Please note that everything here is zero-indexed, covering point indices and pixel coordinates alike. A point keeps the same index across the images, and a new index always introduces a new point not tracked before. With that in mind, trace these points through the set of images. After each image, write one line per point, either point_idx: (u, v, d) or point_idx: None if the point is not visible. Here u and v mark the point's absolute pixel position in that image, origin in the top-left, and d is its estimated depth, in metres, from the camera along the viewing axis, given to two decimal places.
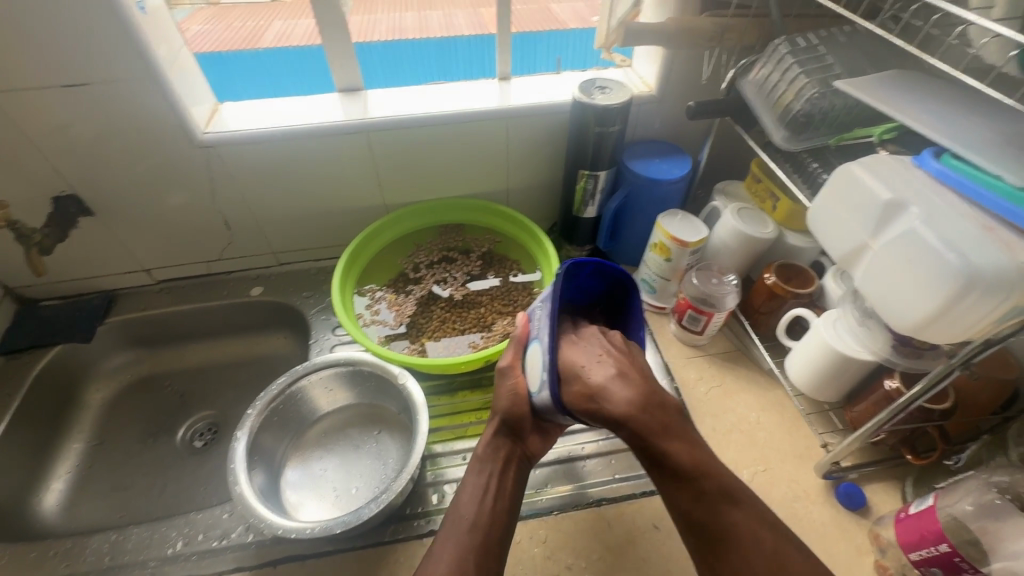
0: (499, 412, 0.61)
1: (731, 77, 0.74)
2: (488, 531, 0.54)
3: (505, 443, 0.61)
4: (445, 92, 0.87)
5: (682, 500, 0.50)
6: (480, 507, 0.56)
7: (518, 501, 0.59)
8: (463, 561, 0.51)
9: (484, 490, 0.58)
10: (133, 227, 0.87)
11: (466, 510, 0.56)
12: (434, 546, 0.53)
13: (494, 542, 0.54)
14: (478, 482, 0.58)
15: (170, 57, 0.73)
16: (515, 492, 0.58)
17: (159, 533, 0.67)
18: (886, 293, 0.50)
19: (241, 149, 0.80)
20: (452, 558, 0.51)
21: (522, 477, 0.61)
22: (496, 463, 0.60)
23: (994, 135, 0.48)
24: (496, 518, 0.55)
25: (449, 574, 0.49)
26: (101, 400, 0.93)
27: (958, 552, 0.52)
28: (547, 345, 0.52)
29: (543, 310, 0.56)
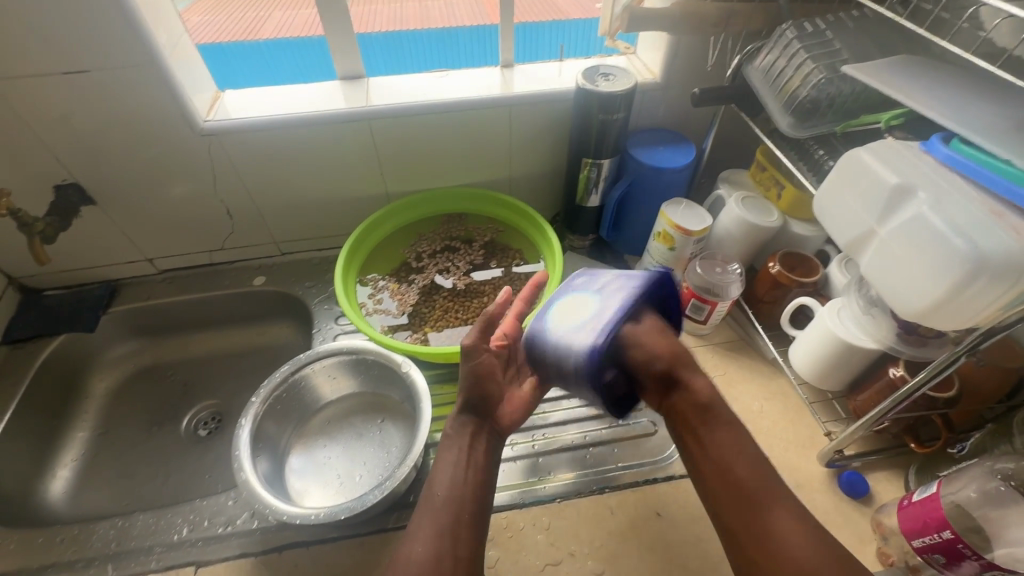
0: (466, 386, 0.60)
1: (736, 64, 0.73)
2: (462, 506, 0.51)
3: (472, 417, 0.59)
4: (447, 80, 0.86)
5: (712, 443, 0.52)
6: (455, 482, 0.53)
7: (492, 473, 0.57)
8: (440, 538, 0.48)
9: (459, 464, 0.55)
10: (135, 216, 0.87)
11: (440, 487, 0.53)
12: (413, 524, 0.50)
13: (469, 516, 0.51)
14: (451, 456, 0.55)
15: (170, 44, 0.72)
16: (488, 464, 0.56)
17: (165, 520, 0.68)
18: (893, 279, 0.50)
19: (242, 137, 0.79)
20: (432, 536, 0.48)
21: (492, 451, 0.59)
22: (464, 439, 0.57)
23: (1003, 119, 0.48)
24: (472, 492, 0.53)
25: (426, 552, 0.47)
26: (105, 389, 0.93)
27: (961, 539, 0.52)
28: (614, 311, 0.57)
29: (614, 281, 0.62)
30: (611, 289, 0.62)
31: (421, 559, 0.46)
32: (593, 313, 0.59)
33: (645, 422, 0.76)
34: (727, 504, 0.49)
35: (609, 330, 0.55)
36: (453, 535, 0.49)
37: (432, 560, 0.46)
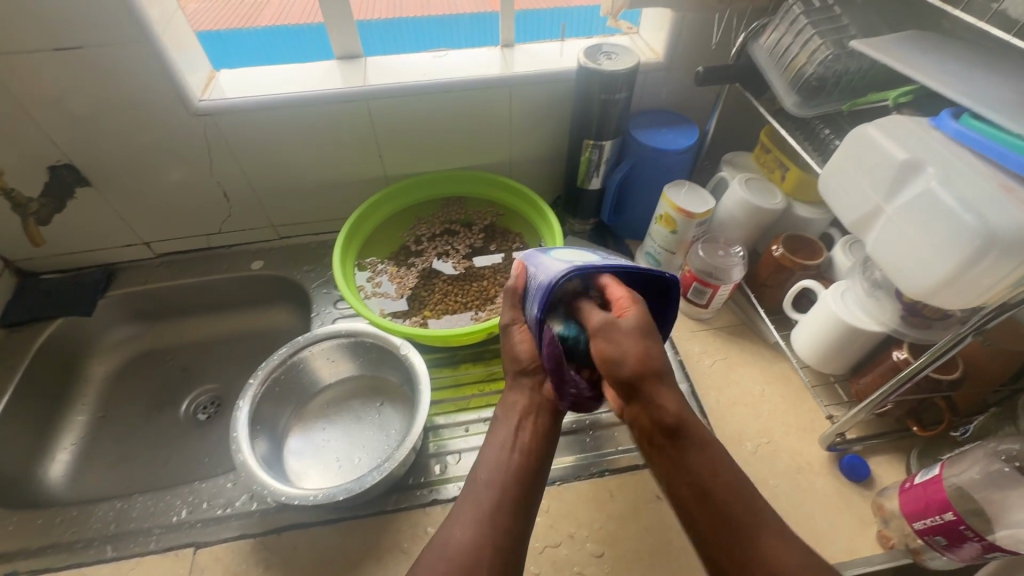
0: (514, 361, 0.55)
1: (741, 41, 0.71)
2: (503, 489, 0.49)
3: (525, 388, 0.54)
4: (447, 60, 0.84)
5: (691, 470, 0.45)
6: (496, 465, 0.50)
7: (548, 453, 0.52)
8: (481, 527, 0.46)
9: (510, 446, 0.52)
10: (131, 198, 0.86)
11: (485, 470, 0.51)
12: (455, 509, 0.49)
13: (515, 502, 0.48)
14: (503, 436, 0.53)
15: (163, 20, 0.71)
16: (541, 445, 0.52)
17: (164, 502, 0.68)
18: (900, 258, 0.49)
19: (239, 117, 0.78)
20: (472, 522, 0.47)
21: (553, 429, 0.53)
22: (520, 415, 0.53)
23: (1014, 93, 0.47)
24: (518, 478, 0.50)
25: (466, 540, 0.46)
26: (104, 373, 0.93)
27: (964, 520, 0.51)
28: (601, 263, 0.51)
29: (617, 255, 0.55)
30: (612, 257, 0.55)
31: (460, 546, 0.45)
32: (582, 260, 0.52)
33: None
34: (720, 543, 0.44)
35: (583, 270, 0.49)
36: (493, 530, 0.46)
37: (471, 545, 0.45)
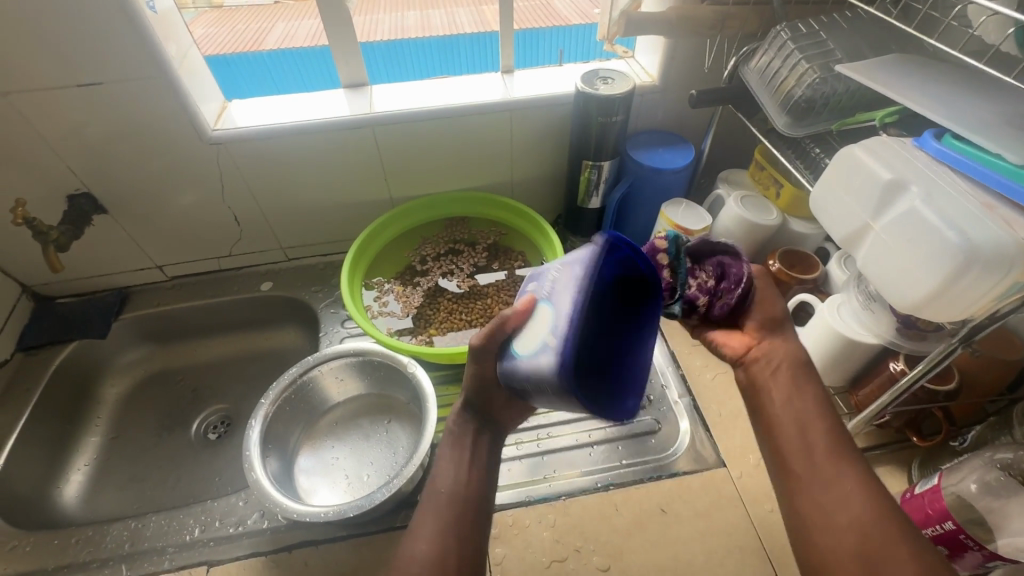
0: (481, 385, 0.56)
1: (732, 65, 0.74)
2: (461, 502, 0.53)
3: (461, 414, 0.59)
4: (449, 87, 0.87)
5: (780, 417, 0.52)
6: (456, 478, 0.54)
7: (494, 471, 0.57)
8: (445, 539, 0.49)
9: (464, 466, 0.55)
10: (146, 224, 0.89)
11: (445, 486, 0.54)
12: (414, 523, 0.51)
13: (470, 519, 0.52)
14: (455, 459, 0.56)
15: (179, 56, 0.75)
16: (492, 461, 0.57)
17: (177, 521, 0.69)
18: (891, 273, 0.50)
19: (249, 145, 0.81)
20: (437, 536, 0.50)
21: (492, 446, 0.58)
22: (466, 435, 0.58)
23: (995, 115, 0.49)
24: (473, 492, 0.53)
25: (430, 553, 0.48)
26: (117, 395, 0.95)
27: (964, 530, 0.53)
28: (562, 310, 0.39)
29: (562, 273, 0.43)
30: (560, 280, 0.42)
31: (424, 558, 0.48)
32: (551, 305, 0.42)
33: (648, 420, 0.76)
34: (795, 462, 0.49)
35: (564, 330, 0.37)
36: (455, 542, 0.50)
37: (436, 560, 0.48)
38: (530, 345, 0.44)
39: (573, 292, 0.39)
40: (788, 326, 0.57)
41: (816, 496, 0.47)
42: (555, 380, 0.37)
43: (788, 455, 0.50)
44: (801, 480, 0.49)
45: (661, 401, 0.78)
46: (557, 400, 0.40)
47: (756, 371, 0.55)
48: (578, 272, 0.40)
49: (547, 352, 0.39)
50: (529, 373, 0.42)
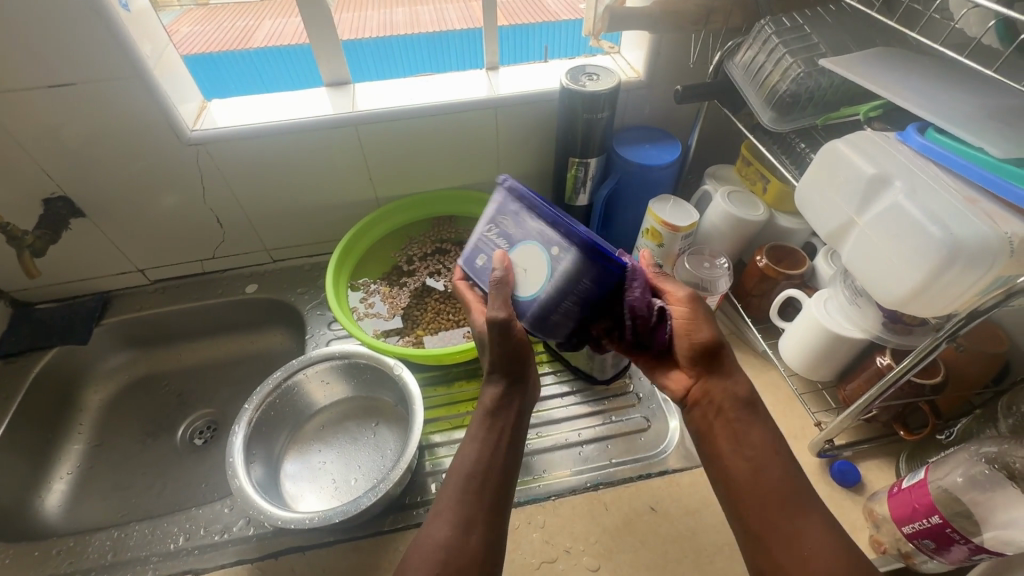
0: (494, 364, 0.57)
1: (717, 59, 0.73)
2: (484, 482, 0.52)
3: (493, 390, 0.57)
4: (432, 84, 0.86)
5: (737, 461, 0.52)
6: (479, 457, 0.53)
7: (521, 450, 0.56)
8: (466, 525, 0.49)
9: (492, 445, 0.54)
10: (126, 227, 0.88)
11: (471, 466, 0.52)
12: (434, 506, 0.50)
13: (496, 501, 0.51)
14: (483, 436, 0.55)
15: (155, 55, 0.73)
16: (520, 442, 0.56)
17: (161, 530, 0.68)
18: (875, 269, 0.50)
19: (229, 146, 0.80)
20: (456, 523, 0.48)
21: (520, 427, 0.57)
22: (506, 415, 0.56)
23: (977, 108, 0.49)
24: (500, 473, 0.53)
25: (450, 538, 0.48)
26: (100, 401, 0.93)
27: (950, 523, 0.53)
28: (547, 228, 0.52)
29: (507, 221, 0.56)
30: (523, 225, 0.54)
31: (445, 543, 0.47)
32: (538, 241, 0.53)
33: (638, 418, 0.76)
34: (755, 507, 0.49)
35: (571, 231, 0.51)
36: (478, 525, 0.49)
37: (453, 547, 0.47)
38: (541, 268, 0.53)
39: (545, 216, 0.52)
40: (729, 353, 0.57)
41: (783, 552, 0.47)
42: (589, 261, 0.50)
43: (743, 499, 0.50)
44: (766, 536, 0.48)
45: (651, 399, 0.78)
46: (601, 289, 0.52)
47: (718, 401, 0.55)
48: (523, 210, 0.54)
49: (563, 245, 0.51)
50: (562, 277, 0.52)
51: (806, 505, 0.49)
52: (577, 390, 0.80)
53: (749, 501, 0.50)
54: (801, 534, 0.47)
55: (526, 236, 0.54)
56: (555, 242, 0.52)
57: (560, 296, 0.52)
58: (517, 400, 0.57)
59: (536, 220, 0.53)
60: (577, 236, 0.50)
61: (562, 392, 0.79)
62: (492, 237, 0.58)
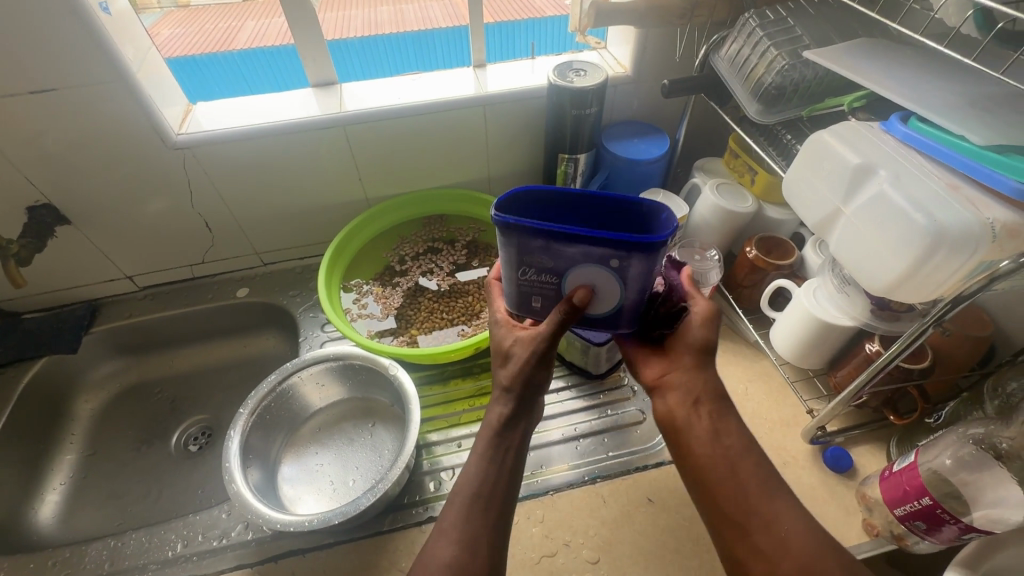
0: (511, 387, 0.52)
1: (703, 53, 0.74)
2: (489, 500, 0.49)
3: (501, 410, 0.53)
4: (420, 83, 0.86)
5: (708, 450, 0.50)
6: (483, 477, 0.50)
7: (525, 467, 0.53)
8: (471, 540, 0.46)
9: (498, 462, 0.51)
10: (113, 234, 0.86)
11: (473, 483, 0.50)
12: (438, 523, 0.48)
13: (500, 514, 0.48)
14: (486, 453, 0.51)
15: (138, 59, 0.72)
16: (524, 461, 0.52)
17: (158, 537, 0.67)
18: (862, 257, 0.51)
19: (216, 149, 0.79)
20: (461, 538, 0.46)
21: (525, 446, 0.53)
22: (511, 437, 0.52)
23: (957, 96, 0.49)
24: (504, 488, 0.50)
25: (457, 556, 0.45)
26: (91, 410, 0.92)
27: (940, 504, 0.54)
28: (587, 247, 0.43)
29: (532, 259, 0.46)
30: (556, 252, 0.45)
31: (451, 562, 0.45)
32: (586, 262, 0.45)
33: (633, 411, 0.77)
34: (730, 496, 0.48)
35: (617, 235, 0.42)
36: (483, 543, 0.46)
37: (461, 561, 0.45)
38: (609, 282, 0.46)
39: (578, 242, 0.43)
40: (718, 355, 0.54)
41: (763, 537, 0.45)
42: (657, 255, 0.43)
43: (717, 490, 0.48)
44: (743, 525, 0.47)
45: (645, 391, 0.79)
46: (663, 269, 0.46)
47: (691, 392, 0.53)
48: (543, 244, 0.44)
49: (619, 256, 0.43)
50: (634, 281, 0.45)
51: (781, 492, 0.47)
52: (572, 385, 0.80)
53: (722, 491, 0.48)
54: (776, 519, 0.46)
55: (567, 263, 0.45)
56: (605, 254, 0.43)
57: (642, 293, 0.47)
58: (524, 423, 0.53)
59: (567, 246, 0.44)
60: (631, 245, 0.42)
61: (558, 387, 0.80)
62: (536, 280, 0.48)
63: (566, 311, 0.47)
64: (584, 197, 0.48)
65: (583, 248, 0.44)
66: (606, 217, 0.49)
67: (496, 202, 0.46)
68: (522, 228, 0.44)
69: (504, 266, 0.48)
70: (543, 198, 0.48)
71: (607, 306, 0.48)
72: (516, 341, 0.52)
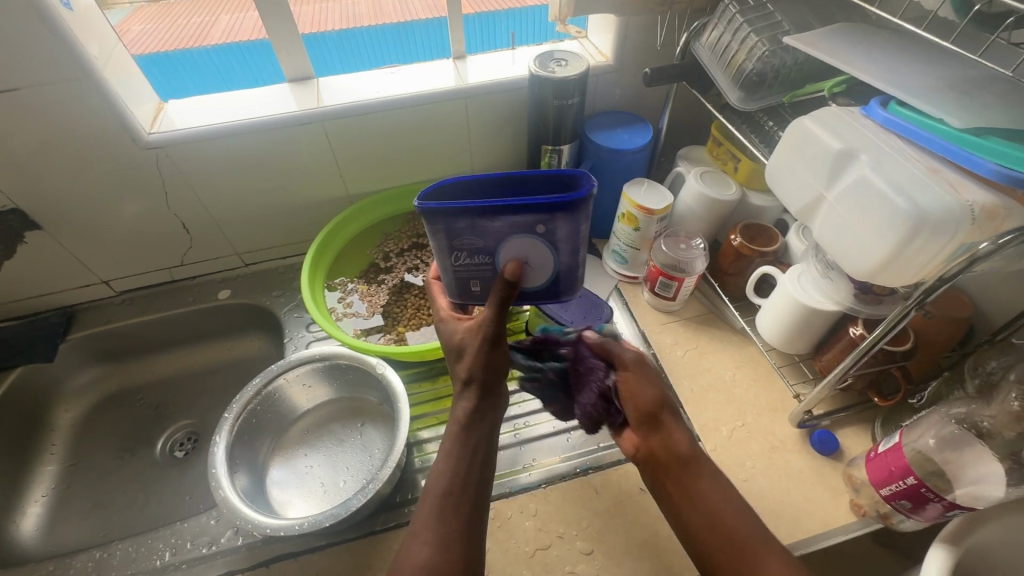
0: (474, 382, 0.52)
1: (684, 41, 0.74)
2: (461, 499, 0.48)
3: (466, 405, 0.52)
4: (400, 76, 0.84)
5: (691, 514, 0.51)
6: (453, 475, 0.49)
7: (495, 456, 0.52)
8: (446, 540, 0.45)
9: (467, 459, 0.50)
10: (86, 238, 0.84)
11: (440, 482, 0.49)
12: (411, 523, 0.47)
13: (474, 510, 0.48)
14: (457, 450, 0.50)
15: (104, 56, 0.70)
16: (491, 451, 0.51)
17: (146, 547, 0.66)
18: (844, 242, 0.51)
19: (190, 148, 0.77)
20: (433, 540, 0.45)
21: (491, 435, 0.52)
22: (479, 429, 0.51)
23: (935, 79, 0.50)
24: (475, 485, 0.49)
25: (431, 557, 0.44)
26: (72, 419, 0.90)
27: (925, 484, 0.55)
28: (510, 220, 0.46)
29: (465, 242, 0.48)
30: (485, 230, 0.47)
31: (426, 564, 0.44)
32: (513, 234, 0.47)
33: None
34: (722, 559, 0.48)
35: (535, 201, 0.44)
36: (456, 539, 0.46)
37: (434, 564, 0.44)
38: (540, 250, 0.48)
39: (502, 214, 0.45)
40: (667, 412, 0.54)
41: None
42: (576, 214, 0.45)
43: (710, 556, 0.49)
44: None
45: None
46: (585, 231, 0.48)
47: (663, 457, 0.53)
48: (469, 223, 0.46)
49: (543, 220, 0.46)
50: (562, 244, 0.48)
51: (769, 544, 0.48)
52: None
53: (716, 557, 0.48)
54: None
55: (496, 238, 0.47)
56: (527, 221, 0.46)
57: (576, 257, 0.50)
58: (491, 412, 0.52)
59: (493, 221, 0.46)
60: (552, 208, 0.45)
61: None
62: (471, 262, 0.50)
63: (504, 289, 0.49)
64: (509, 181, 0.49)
65: (507, 221, 0.46)
66: (532, 193, 0.50)
67: (420, 195, 0.47)
68: (446, 212, 0.45)
69: (438, 253, 0.50)
70: (470, 186, 0.49)
71: (543, 276, 0.51)
72: (463, 332, 0.54)
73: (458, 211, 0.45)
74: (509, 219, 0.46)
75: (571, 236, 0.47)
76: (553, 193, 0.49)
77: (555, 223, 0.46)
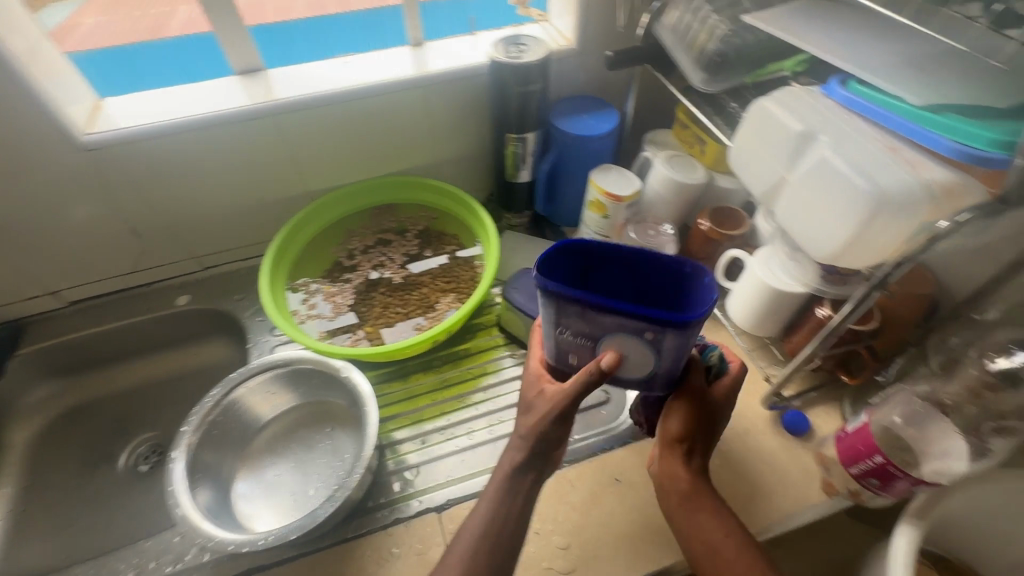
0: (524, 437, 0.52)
1: (646, 22, 0.71)
2: (495, 541, 0.50)
3: (514, 455, 0.53)
4: (355, 65, 0.80)
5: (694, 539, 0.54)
6: (489, 518, 0.51)
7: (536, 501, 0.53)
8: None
9: (504, 500, 0.52)
10: (27, 247, 0.79)
11: (479, 525, 0.51)
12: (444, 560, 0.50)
13: (505, 547, 0.50)
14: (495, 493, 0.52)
15: (30, 51, 0.65)
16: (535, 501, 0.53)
17: (107, 569, 0.63)
18: (806, 225, 0.50)
19: (134, 147, 0.73)
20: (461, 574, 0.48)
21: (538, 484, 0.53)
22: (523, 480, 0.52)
23: (893, 56, 0.49)
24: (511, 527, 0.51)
25: None
26: (26, 438, 0.85)
27: (891, 461, 0.55)
28: (614, 320, 0.41)
29: (565, 322, 0.44)
30: (583, 318, 0.43)
31: None
32: (616, 334, 0.43)
33: (597, 392, 0.77)
34: None
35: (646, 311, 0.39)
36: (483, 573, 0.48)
37: None
38: (642, 353, 0.43)
39: (603, 311, 0.41)
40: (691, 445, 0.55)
41: None
42: (689, 329, 0.40)
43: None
44: None
45: None
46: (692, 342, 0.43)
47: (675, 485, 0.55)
48: (570, 308, 0.42)
49: (653, 330, 0.41)
50: (669, 353, 0.43)
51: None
52: None
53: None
54: None
55: (596, 330, 0.43)
56: (632, 326, 0.41)
57: (678, 362, 0.45)
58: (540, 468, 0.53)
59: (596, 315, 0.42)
60: (664, 322, 0.39)
61: (522, 374, 0.80)
62: (571, 340, 0.46)
63: (595, 376, 0.44)
64: (625, 255, 0.45)
65: (612, 321, 0.42)
66: (641, 272, 0.46)
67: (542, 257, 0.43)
68: (567, 294, 0.41)
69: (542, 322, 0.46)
70: (580, 251, 0.45)
71: (638, 373, 0.46)
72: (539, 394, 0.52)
73: (564, 297, 0.42)
74: (612, 318, 0.41)
75: (673, 350, 0.43)
76: (668, 283, 0.45)
77: (665, 335, 0.41)
